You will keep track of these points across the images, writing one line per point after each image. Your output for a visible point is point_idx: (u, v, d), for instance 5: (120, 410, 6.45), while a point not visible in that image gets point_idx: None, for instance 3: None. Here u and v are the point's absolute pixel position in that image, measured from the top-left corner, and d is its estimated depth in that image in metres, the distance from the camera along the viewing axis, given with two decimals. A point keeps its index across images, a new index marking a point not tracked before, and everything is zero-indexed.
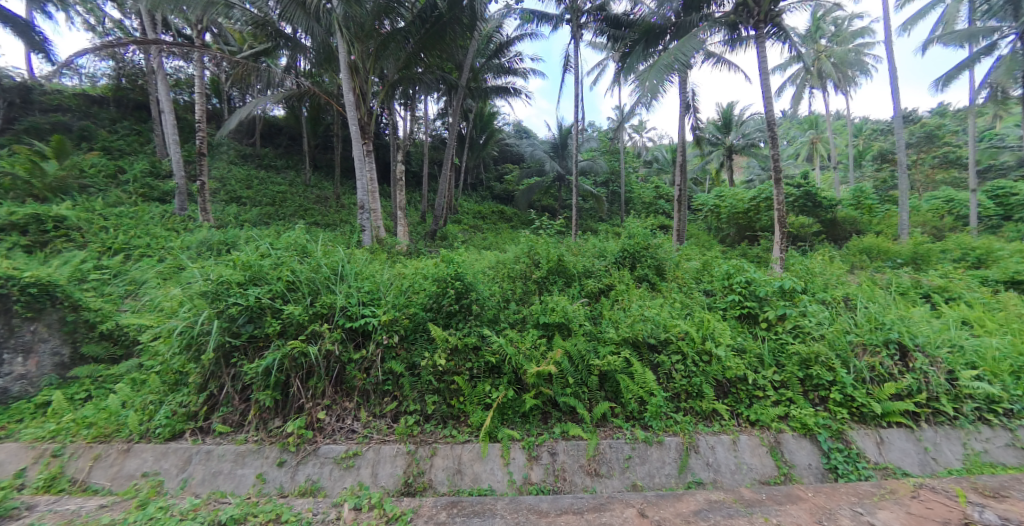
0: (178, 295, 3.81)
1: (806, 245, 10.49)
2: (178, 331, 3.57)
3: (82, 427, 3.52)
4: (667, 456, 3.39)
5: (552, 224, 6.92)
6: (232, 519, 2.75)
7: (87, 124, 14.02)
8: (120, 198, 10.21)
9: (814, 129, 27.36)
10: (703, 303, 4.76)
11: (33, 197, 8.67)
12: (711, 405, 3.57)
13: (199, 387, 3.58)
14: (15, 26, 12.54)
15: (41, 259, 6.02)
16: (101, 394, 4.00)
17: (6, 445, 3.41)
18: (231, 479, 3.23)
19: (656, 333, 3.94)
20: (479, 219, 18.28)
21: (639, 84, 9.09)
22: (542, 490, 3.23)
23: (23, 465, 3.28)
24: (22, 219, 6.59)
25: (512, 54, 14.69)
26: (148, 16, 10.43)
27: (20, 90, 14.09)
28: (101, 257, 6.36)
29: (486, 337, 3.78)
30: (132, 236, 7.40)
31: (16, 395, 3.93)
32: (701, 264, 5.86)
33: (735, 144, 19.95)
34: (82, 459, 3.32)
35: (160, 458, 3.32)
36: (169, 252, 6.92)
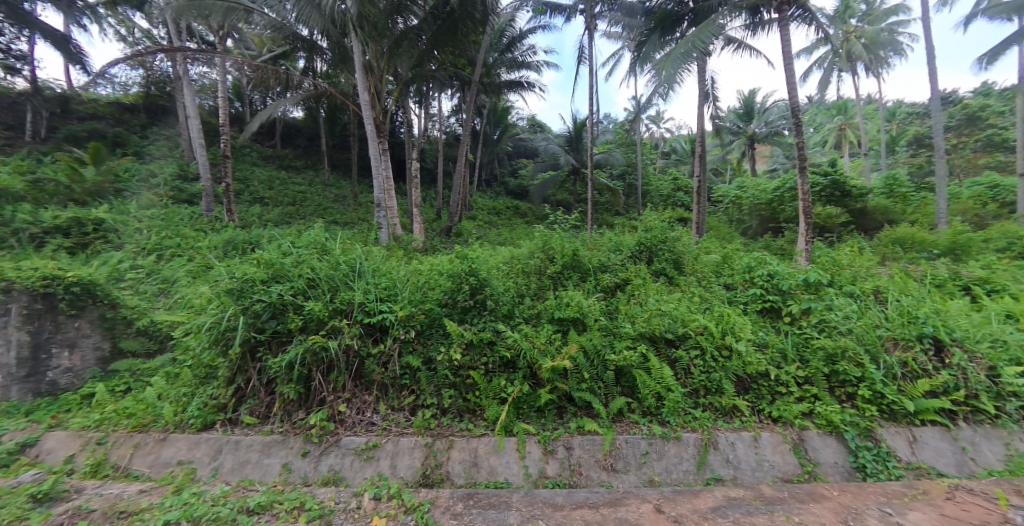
0: (207, 293, 3.90)
1: (833, 237, 10.13)
2: (206, 327, 3.65)
3: (122, 418, 3.67)
4: (685, 451, 3.33)
5: (566, 218, 6.82)
6: (259, 506, 2.80)
7: (120, 131, 14.56)
8: (153, 200, 10.62)
9: (843, 115, 26.20)
10: (722, 298, 4.67)
11: (73, 201, 9.03)
12: (731, 401, 3.49)
13: (228, 380, 3.67)
14: (53, 39, 12.94)
15: (83, 259, 6.33)
16: (138, 386, 4.18)
17: (55, 432, 3.60)
18: (258, 468, 3.30)
19: (673, 327, 3.90)
20: (494, 215, 18.28)
21: (655, 73, 8.86)
22: (557, 484, 3.21)
23: (71, 452, 3.44)
24: (65, 222, 6.86)
25: (526, 47, 14.51)
26: (172, 24, 10.74)
27: (59, 101, 14.77)
28: (136, 257, 6.66)
29: (501, 332, 3.82)
30: (165, 238, 7.73)
31: (64, 387, 4.19)
32: (721, 257, 5.75)
33: (757, 133, 19.35)
34: (124, 447, 3.46)
35: (193, 447, 3.42)
36: (198, 252, 7.16)
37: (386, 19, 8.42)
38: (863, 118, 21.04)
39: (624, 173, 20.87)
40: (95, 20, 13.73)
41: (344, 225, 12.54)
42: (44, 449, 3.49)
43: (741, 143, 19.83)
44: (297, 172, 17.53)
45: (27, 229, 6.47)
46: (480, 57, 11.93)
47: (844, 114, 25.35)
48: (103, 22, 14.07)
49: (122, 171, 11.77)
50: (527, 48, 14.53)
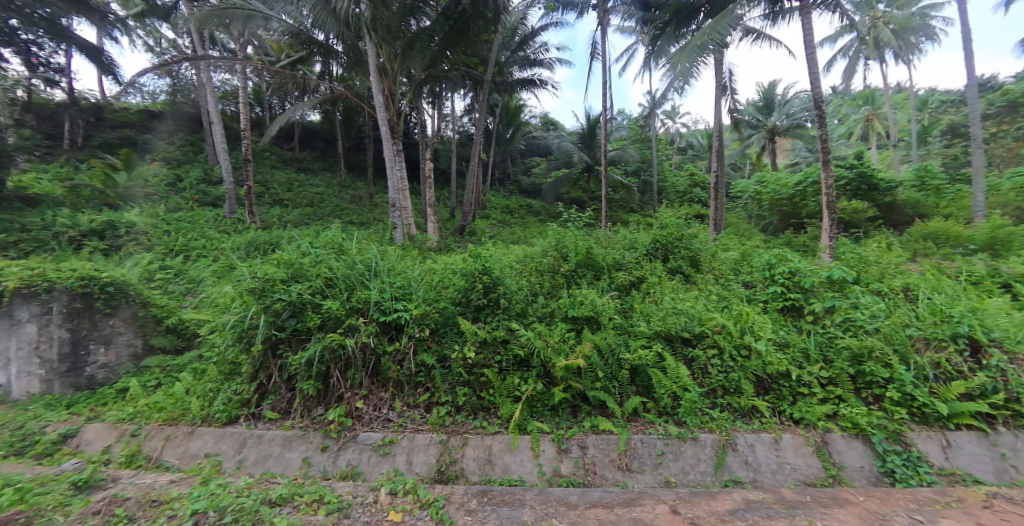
0: (230, 292, 3.98)
1: (860, 233, 9.77)
2: (230, 324, 3.71)
3: (153, 411, 3.79)
4: (702, 452, 3.26)
5: (580, 216, 6.75)
6: (280, 498, 2.84)
7: (149, 138, 15.08)
8: (180, 204, 10.97)
9: (870, 105, 25.20)
10: (740, 296, 4.56)
11: (106, 205, 9.35)
12: (750, 402, 3.40)
13: (250, 376, 3.74)
14: (87, 52, 13.33)
15: (116, 260, 6.59)
16: (168, 381, 4.32)
17: (93, 425, 3.76)
18: (279, 462, 3.36)
19: (689, 326, 3.82)
20: (508, 213, 18.26)
21: (670, 67, 8.70)
22: (571, 483, 3.18)
23: (108, 443, 3.58)
24: (99, 226, 7.26)
25: (538, 44, 14.42)
26: (196, 33, 11.05)
27: (94, 109, 15.44)
28: (164, 259, 6.90)
29: (514, 331, 3.80)
30: (191, 239, 7.98)
31: (101, 381, 4.46)
32: (740, 255, 5.62)
33: (777, 125, 18.83)
34: (155, 439, 3.56)
35: (218, 441, 3.50)
36: (221, 253, 7.36)
37: (399, 21, 8.46)
38: (891, 108, 20.21)
39: (640, 169, 20.52)
40: (125, 32, 14.12)
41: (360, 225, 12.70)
42: (83, 440, 3.64)
43: (761, 137, 19.34)
44: (314, 174, 17.82)
45: (65, 232, 6.87)
46: (492, 55, 11.91)
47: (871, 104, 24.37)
48: (132, 34, 14.45)
49: (153, 176, 12.24)
50: (540, 45, 14.43)
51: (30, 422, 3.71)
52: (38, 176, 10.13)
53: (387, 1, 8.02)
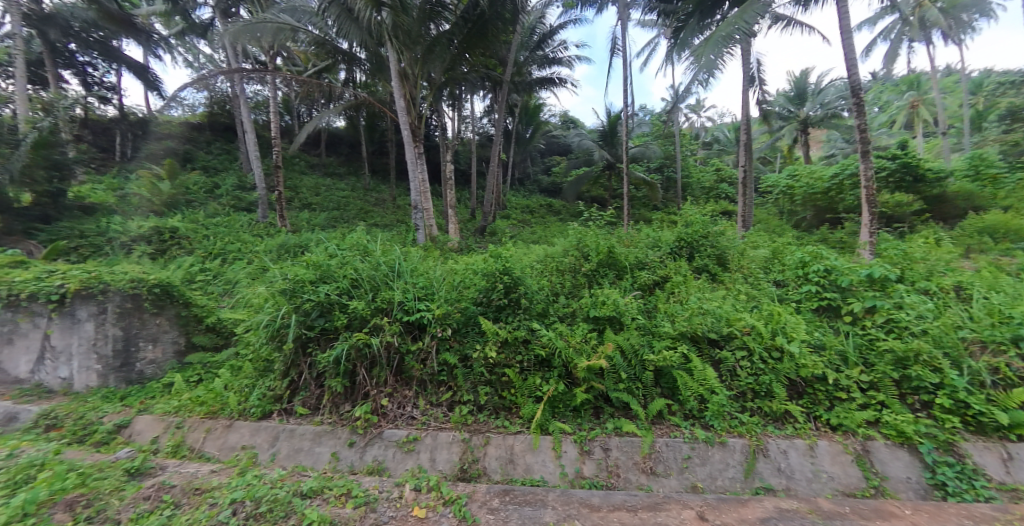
0: (263, 292, 4.08)
1: (904, 228, 9.19)
2: (264, 323, 3.79)
3: (195, 405, 3.93)
4: (731, 457, 3.12)
5: (601, 215, 6.62)
6: (311, 490, 2.87)
7: (189, 148, 15.85)
8: (217, 210, 11.46)
9: (914, 91, 23.68)
10: (771, 295, 4.37)
11: (153, 213, 10.32)
12: (783, 406, 3.25)
13: (282, 373, 3.82)
14: (133, 69, 14.14)
15: (161, 264, 6.97)
16: (208, 377, 4.49)
17: (143, 416, 3.93)
18: (310, 456, 3.41)
19: (717, 327, 3.69)
20: (528, 213, 18.22)
21: (694, 60, 8.45)
22: (594, 485, 3.10)
23: (155, 433, 3.74)
24: (147, 232, 7.83)
25: (557, 42, 14.30)
26: (230, 47, 11.53)
27: (141, 123, 16.48)
28: (204, 262, 7.23)
29: (535, 331, 3.75)
30: (227, 242, 8.32)
31: (150, 376, 4.65)
32: (771, 252, 5.39)
33: (810, 116, 18.05)
34: (197, 430, 3.70)
35: (254, 433, 3.60)
36: (255, 255, 7.63)
37: (419, 26, 8.54)
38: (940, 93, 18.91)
39: (663, 166, 20.05)
40: (167, 49, 14.86)
41: (384, 226, 12.90)
42: (135, 431, 3.82)
43: (793, 129, 18.58)
44: (340, 178, 18.25)
45: (118, 239, 7.63)
46: (511, 55, 11.87)
47: (917, 90, 22.88)
48: (173, 51, 15.20)
49: (192, 184, 12.86)
50: (559, 43, 14.31)
51: (88, 413, 3.93)
52: (93, 187, 10.87)
53: (407, 7, 8.12)
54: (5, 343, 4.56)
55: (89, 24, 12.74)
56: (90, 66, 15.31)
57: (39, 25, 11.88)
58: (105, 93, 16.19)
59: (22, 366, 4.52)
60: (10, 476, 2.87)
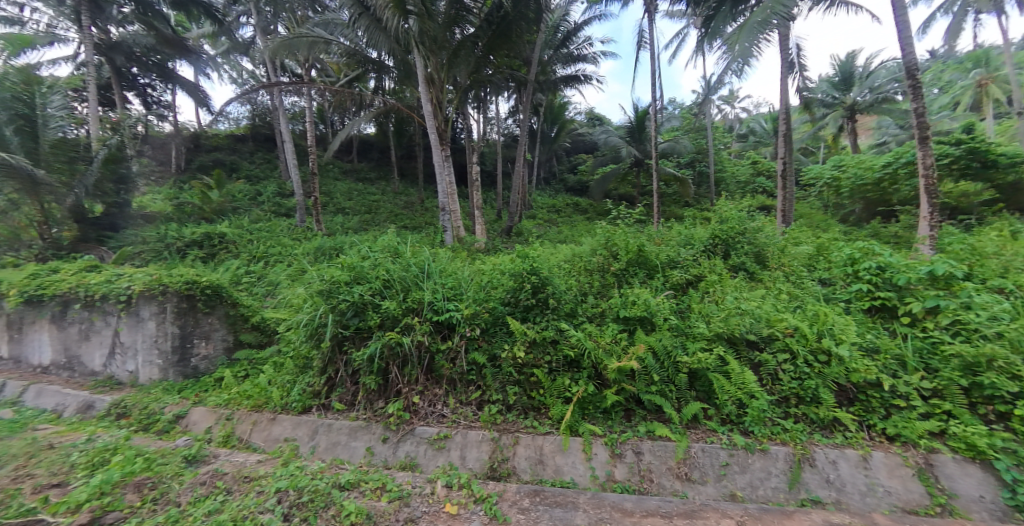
0: (303, 293, 4.18)
1: (972, 221, 8.39)
2: (303, 322, 3.88)
3: (242, 398, 4.10)
4: (774, 466, 2.93)
5: (630, 213, 6.43)
6: (348, 483, 2.90)
7: (235, 158, 16.75)
8: (260, 215, 12.03)
9: (980, 68, 21.60)
10: (816, 295, 4.11)
11: (204, 219, 10.97)
12: (831, 413, 3.03)
13: (320, 370, 3.90)
14: (186, 88, 15.05)
15: (210, 268, 7.41)
16: (254, 372, 4.70)
17: (197, 408, 4.15)
18: (346, 450, 3.47)
19: (756, 328, 3.50)
20: (555, 213, 18.08)
21: (727, 49, 8.10)
22: (625, 490, 2.99)
23: (208, 424, 3.95)
24: (198, 238, 8.46)
25: (582, 39, 14.12)
26: (269, 62, 12.06)
27: (193, 137, 17.62)
28: (249, 265, 7.61)
29: (564, 331, 3.67)
30: (269, 246, 8.71)
31: (203, 371, 4.90)
32: (816, 248, 5.07)
33: (858, 102, 16.91)
34: (244, 423, 3.86)
35: (295, 427, 3.71)
36: (294, 258, 7.91)
37: (445, 31, 8.59)
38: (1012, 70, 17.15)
39: (694, 161, 19.41)
40: (215, 68, 15.73)
41: (414, 228, 13.11)
42: (191, 421, 4.05)
43: (838, 116, 17.47)
44: (372, 182, 18.73)
45: (175, 244, 8.26)
46: (535, 55, 11.78)
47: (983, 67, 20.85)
48: (221, 69, 16.08)
49: (238, 192, 13.56)
50: (583, 40, 14.10)
51: (152, 404, 4.21)
52: (153, 198, 11.75)
53: (433, 13, 8.21)
54: (84, 339, 5.15)
55: (150, 49, 13.77)
56: (150, 87, 16.49)
57: (108, 53, 12.94)
58: (163, 110, 17.41)
59: (98, 360, 5.07)
60: (88, 458, 3.18)
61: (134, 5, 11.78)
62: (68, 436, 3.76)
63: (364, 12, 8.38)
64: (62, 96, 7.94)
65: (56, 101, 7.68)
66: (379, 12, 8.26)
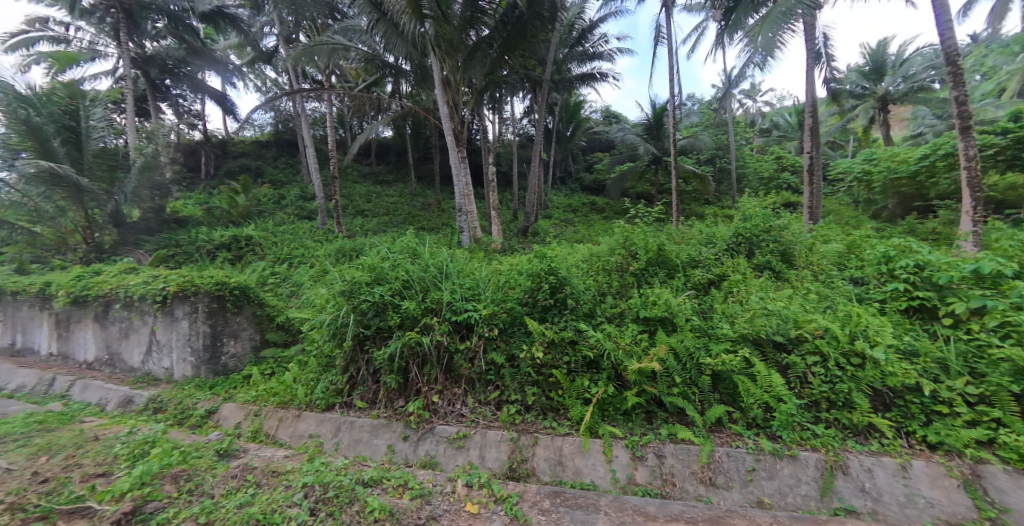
0: (325, 293, 4.23)
1: (1018, 215, 7.89)
2: (326, 322, 3.92)
3: (269, 395, 4.20)
4: (804, 473, 2.81)
5: (649, 211, 6.30)
6: (371, 479, 2.91)
7: (260, 164, 17.24)
8: (283, 218, 12.34)
9: None
10: (846, 295, 3.93)
11: (232, 223, 11.33)
12: (866, 418, 2.88)
13: (342, 368, 3.95)
14: (214, 97, 15.55)
15: (238, 269, 7.63)
16: (279, 370, 4.81)
17: (227, 404, 4.27)
18: (368, 447, 3.51)
19: (783, 329, 3.37)
20: (572, 212, 17.96)
21: (749, 41, 7.88)
22: (647, 493, 2.91)
23: (237, 420, 4.06)
24: (226, 240, 8.73)
25: (597, 37, 13.97)
26: (291, 70, 12.36)
27: (220, 144, 18.24)
28: (273, 266, 7.79)
29: (583, 332, 3.61)
30: (293, 248, 8.91)
31: (232, 368, 5.04)
32: (846, 246, 4.86)
33: (890, 92, 16.17)
34: (272, 419, 3.95)
35: (320, 423, 3.78)
36: (316, 259, 8.07)
37: (460, 33, 8.60)
38: None
39: (715, 157, 18.98)
40: (241, 77, 16.21)
41: (431, 229, 13.21)
42: (221, 416, 4.17)
43: (869, 107, 16.75)
44: (390, 184, 18.98)
45: (205, 246, 8.51)
46: (550, 54, 11.70)
47: None
48: (246, 78, 16.56)
49: (262, 196, 13.93)
50: (599, 38, 13.94)
51: (186, 400, 4.36)
52: (185, 203, 12.22)
53: (448, 16, 8.25)
54: (124, 337, 5.36)
55: (181, 61, 14.27)
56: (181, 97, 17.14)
57: (143, 66, 13.48)
58: (193, 119, 18.07)
59: (136, 357, 5.26)
60: (130, 450, 3.30)
61: (166, 21, 12.30)
62: (111, 429, 3.92)
63: (381, 17, 8.49)
64: (103, 108, 8.34)
65: (98, 113, 8.12)
66: (396, 17, 8.37)
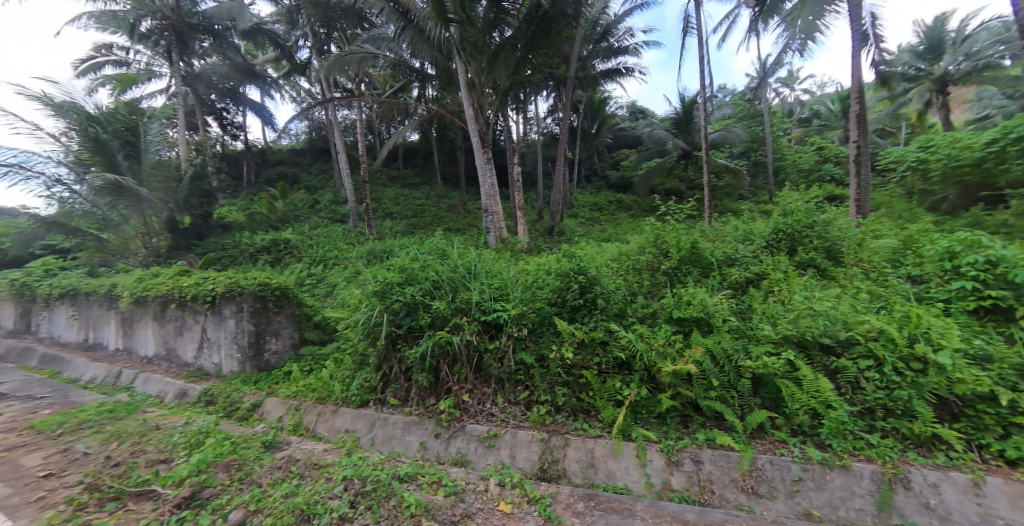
0: (358, 293, 4.30)
1: None
2: (360, 322, 3.98)
3: (308, 391, 4.31)
4: (857, 485, 2.57)
5: (680, 208, 6.07)
6: (406, 475, 2.91)
7: (296, 171, 17.92)
8: (317, 222, 12.75)
9: None
10: (903, 294, 3.62)
11: (271, 227, 11.82)
12: (929, 429, 2.63)
13: (376, 366, 4.00)
14: (255, 109, 16.30)
15: (277, 271, 7.92)
16: (317, 367, 4.93)
17: (270, 398, 4.42)
18: (401, 443, 3.53)
19: (831, 330, 3.14)
20: (598, 210, 17.67)
21: (787, 25, 7.49)
22: (685, 500, 2.76)
23: (279, 414, 4.20)
24: (267, 244, 9.10)
25: (623, 31, 13.68)
26: (323, 80, 12.77)
27: (259, 153, 19.12)
28: (310, 268, 8.05)
29: (614, 332, 3.51)
30: (327, 250, 9.18)
31: (274, 364, 5.21)
32: (901, 241, 4.50)
33: (949, 73, 14.91)
34: (311, 413, 4.06)
35: (355, 419, 3.84)
36: (350, 261, 8.28)
37: (484, 35, 8.60)
38: None
39: (749, 149, 18.22)
40: (279, 89, 16.91)
41: (458, 230, 13.31)
42: (265, 410, 4.33)
43: (925, 91, 15.48)
44: (417, 187, 19.29)
45: (247, 249, 8.91)
46: (575, 51, 11.53)
47: None
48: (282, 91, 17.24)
49: (298, 202, 14.48)
50: (625, 32, 13.64)
51: (233, 394, 4.55)
52: (229, 210, 12.87)
53: (473, 19, 8.27)
54: (179, 334, 5.64)
55: (225, 78, 14.88)
56: (225, 111, 18.06)
57: (192, 84, 14.16)
58: (235, 131, 19.00)
59: (189, 352, 5.53)
60: (187, 439, 3.46)
61: (212, 40, 13.06)
62: (169, 419, 4.13)
63: (408, 25, 8.60)
64: (159, 123, 8.91)
65: (155, 129, 8.41)
66: (423, 23, 8.48)
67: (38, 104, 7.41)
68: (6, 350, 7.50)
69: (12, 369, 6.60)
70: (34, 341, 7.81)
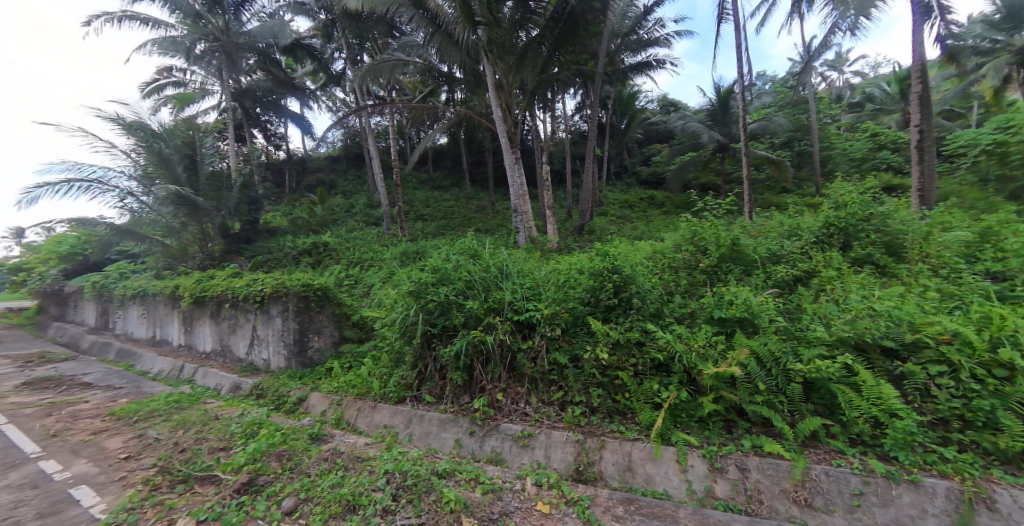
0: (394, 293, 4.34)
1: None
2: (397, 320, 4.02)
3: (348, 387, 4.39)
4: (929, 502, 2.30)
5: (719, 203, 5.77)
6: (444, 470, 2.89)
7: (333, 178, 18.57)
8: (353, 225, 13.14)
9: None
10: (980, 293, 3.25)
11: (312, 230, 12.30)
12: (1017, 443, 2.31)
13: (412, 364, 4.02)
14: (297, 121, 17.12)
15: (316, 273, 8.18)
16: (356, 364, 5.03)
17: (313, 394, 4.54)
18: (437, 440, 3.52)
19: (895, 333, 2.85)
20: (629, 207, 17.27)
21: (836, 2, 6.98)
22: (730, 508, 2.57)
23: (323, 408, 4.30)
24: (307, 247, 9.44)
25: (652, 22, 13.18)
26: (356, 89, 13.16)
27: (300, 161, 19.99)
28: (347, 270, 8.27)
29: (650, 333, 3.35)
30: (362, 252, 9.41)
31: (317, 361, 5.37)
32: (977, 234, 4.04)
33: None
34: (351, 408, 4.14)
35: (393, 414, 3.87)
36: (385, 262, 8.45)
37: (511, 35, 8.53)
38: None
39: (792, 139, 17.24)
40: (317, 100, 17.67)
41: (488, 231, 13.33)
42: (310, 404, 4.45)
43: (1003, 63, 13.89)
44: (447, 190, 19.54)
45: (291, 252, 9.29)
46: (603, 46, 11.25)
47: None
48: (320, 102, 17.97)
49: (335, 206, 14.99)
50: (655, 23, 13.13)
51: (280, 388, 4.72)
52: (273, 215, 13.50)
53: (500, 20, 8.23)
54: (232, 332, 5.92)
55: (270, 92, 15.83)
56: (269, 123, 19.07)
57: (240, 98, 15.15)
58: (279, 141, 20.01)
59: (241, 348, 5.79)
60: (242, 429, 3.60)
61: (257, 57, 13.85)
62: (226, 410, 4.33)
63: (436, 30, 8.61)
64: (212, 137, 9.47)
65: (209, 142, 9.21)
66: (451, 28, 8.51)
67: (112, 124, 8.04)
68: (89, 344, 8.23)
69: (92, 363, 7.21)
70: (111, 336, 8.52)
